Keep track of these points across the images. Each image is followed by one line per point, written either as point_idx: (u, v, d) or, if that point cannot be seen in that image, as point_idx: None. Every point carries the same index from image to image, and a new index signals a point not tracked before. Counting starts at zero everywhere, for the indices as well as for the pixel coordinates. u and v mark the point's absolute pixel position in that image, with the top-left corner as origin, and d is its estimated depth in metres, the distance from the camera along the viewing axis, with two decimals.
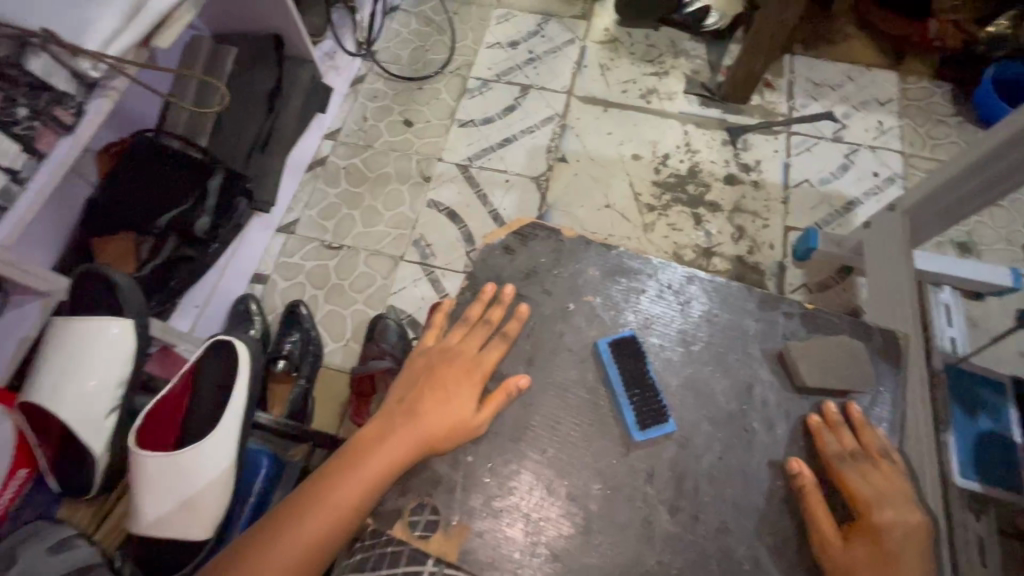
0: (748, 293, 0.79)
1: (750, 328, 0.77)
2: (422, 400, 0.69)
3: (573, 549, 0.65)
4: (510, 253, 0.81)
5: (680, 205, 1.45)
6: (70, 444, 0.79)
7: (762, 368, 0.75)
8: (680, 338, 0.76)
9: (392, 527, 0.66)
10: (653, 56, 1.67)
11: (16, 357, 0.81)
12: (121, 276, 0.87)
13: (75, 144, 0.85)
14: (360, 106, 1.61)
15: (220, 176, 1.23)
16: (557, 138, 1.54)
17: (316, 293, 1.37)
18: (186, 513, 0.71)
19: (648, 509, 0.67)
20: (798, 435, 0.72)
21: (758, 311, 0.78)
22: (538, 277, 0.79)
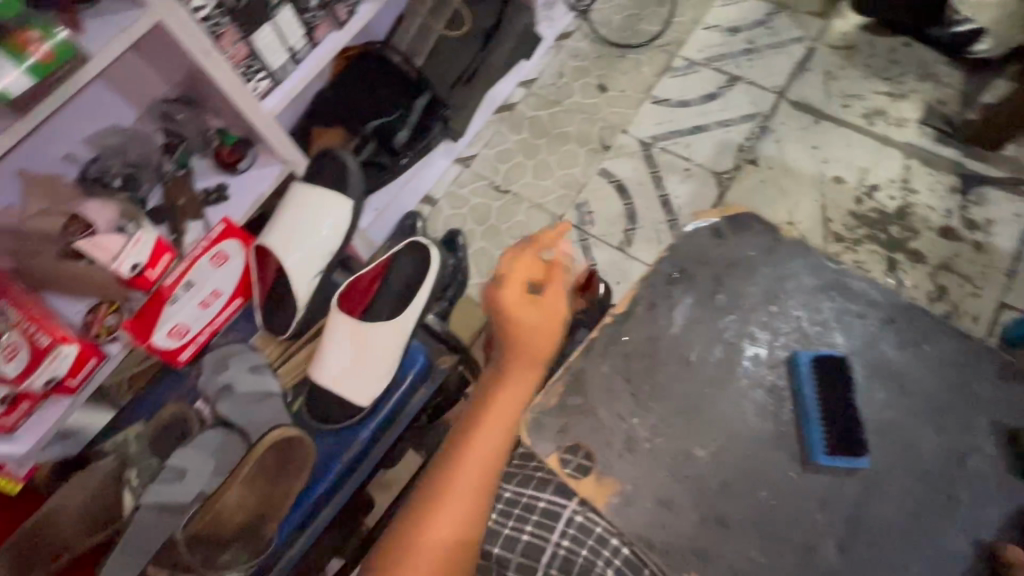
0: (981, 361, 0.69)
1: (982, 393, 0.68)
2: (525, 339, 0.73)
3: (714, 543, 0.64)
4: (721, 238, 0.77)
5: (874, 244, 1.30)
6: (279, 290, 0.93)
7: (988, 442, 0.66)
8: (889, 376, 0.70)
9: (547, 455, 0.67)
10: (893, 74, 1.47)
11: (252, 206, 0.96)
12: (349, 161, 0.99)
13: (343, 36, 0.97)
14: (560, 62, 1.62)
15: (426, 97, 1.33)
16: (753, 138, 1.44)
17: (474, 228, 1.44)
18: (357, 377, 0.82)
19: (805, 539, 0.64)
20: (1012, 526, 0.63)
21: (998, 379, 0.69)
22: (732, 270, 0.75)
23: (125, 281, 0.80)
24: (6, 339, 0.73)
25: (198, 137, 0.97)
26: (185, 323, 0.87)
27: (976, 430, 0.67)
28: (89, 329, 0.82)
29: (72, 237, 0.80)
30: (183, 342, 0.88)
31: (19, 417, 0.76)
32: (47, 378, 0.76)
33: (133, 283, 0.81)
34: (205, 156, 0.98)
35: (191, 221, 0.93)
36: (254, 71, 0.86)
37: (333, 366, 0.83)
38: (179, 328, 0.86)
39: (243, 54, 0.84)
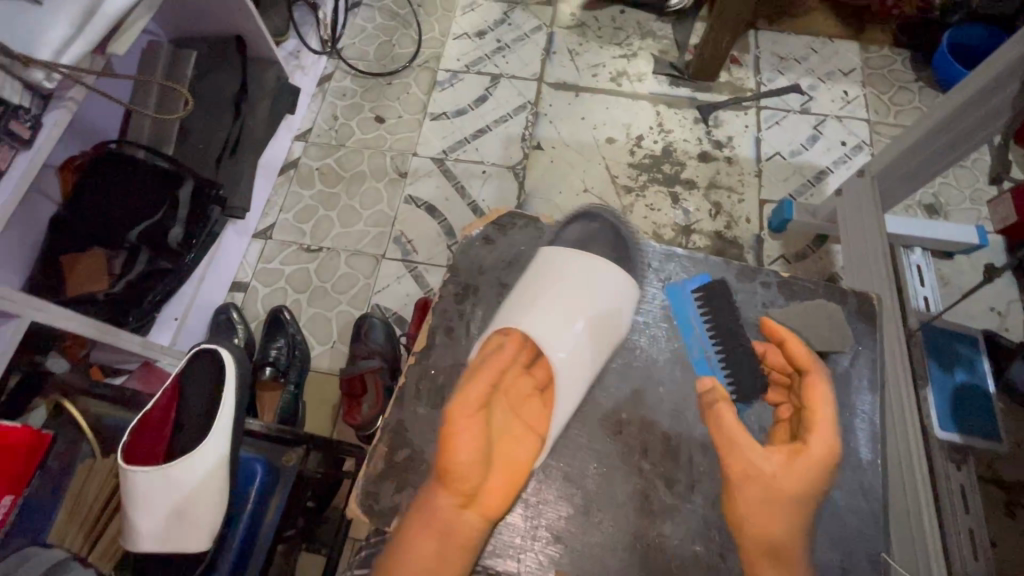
0: (726, 266, 0.84)
1: (730, 300, 0.82)
2: (454, 446, 0.66)
3: (575, 529, 0.69)
4: (491, 243, 0.84)
5: (656, 185, 1.47)
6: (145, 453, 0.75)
7: (747, 337, 0.79)
8: (664, 314, 0.80)
9: (391, 523, 0.68)
10: (621, 39, 1.68)
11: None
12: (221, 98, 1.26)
13: (36, 158, 0.82)
14: (330, 106, 1.58)
15: (190, 184, 1.20)
16: (531, 126, 1.54)
17: (299, 297, 1.35)
18: (182, 524, 0.68)
19: (646, 484, 0.71)
20: (785, 397, 0.76)
21: (737, 283, 0.83)
22: (518, 263, 0.82)
23: None
24: None
25: None
26: None
27: (735, 328, 0.80)
28: None
29: None
30: None
31: None
32: None
33: None
34: None
35: None
36: None
37: (147, 531, 0.67)
38: None
39: None
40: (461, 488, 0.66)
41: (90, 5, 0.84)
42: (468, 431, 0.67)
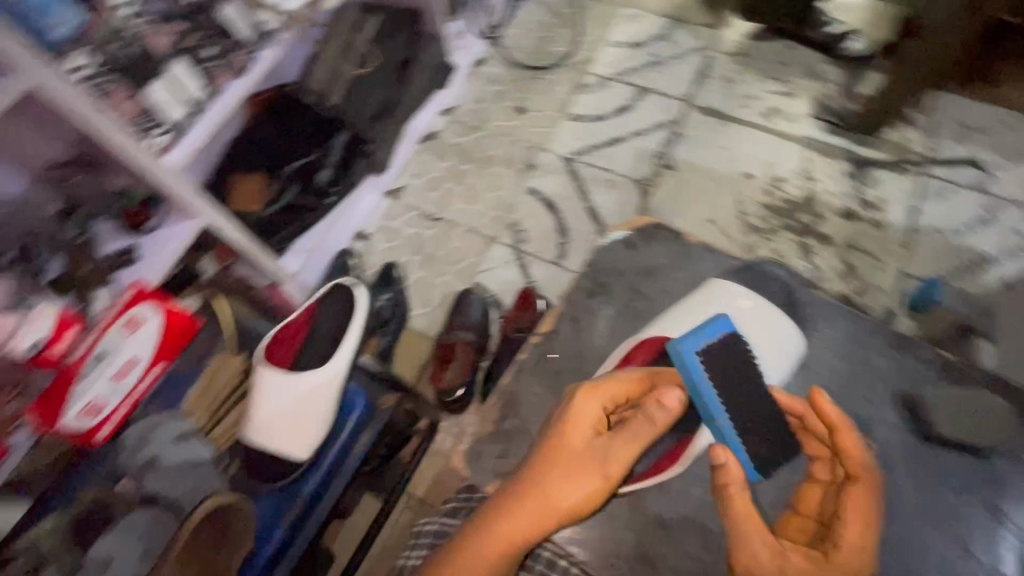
0: (879, 330, 0.79)
1: (878, 364, 0.77)
2: (555, 473, 0.64)
3: None
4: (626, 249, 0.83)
5: (787, 232, 1.39)
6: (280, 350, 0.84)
7: (889, 412, 0.75)
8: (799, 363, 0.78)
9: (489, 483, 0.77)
10: (783, 75, 1.60)
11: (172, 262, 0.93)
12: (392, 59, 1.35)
13: (246, 84, 0.91)
14: (478, 88, 1.65)
15: (345, 135, 1.33)
16: (668, 145, 1.52)
17: (411, 259, 1.43)
18: (290, 432, 0.77)
19: None
20: None
21: (890, 350, 0.78)
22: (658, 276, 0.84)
23: (26, 364, 0.75)
24: None
25: (99, 201, 0.92)
26: (99, 399, 0.78)
27: (879, 398, 0.76)
28: None
29: None
30: (105, 420, 0.79)
31: None
32: None
33: (36, 364, 0.76)
34: (109, 220, 0.94)
35: (100, 288, 0.88)
36: (151, 127, 0.80)
37: (262, 429, 0.77)
38: (95, 404, 0.77)
39: (137, 110, 0.78)
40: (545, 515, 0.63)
41: None
42: (590, 468, 0.63)
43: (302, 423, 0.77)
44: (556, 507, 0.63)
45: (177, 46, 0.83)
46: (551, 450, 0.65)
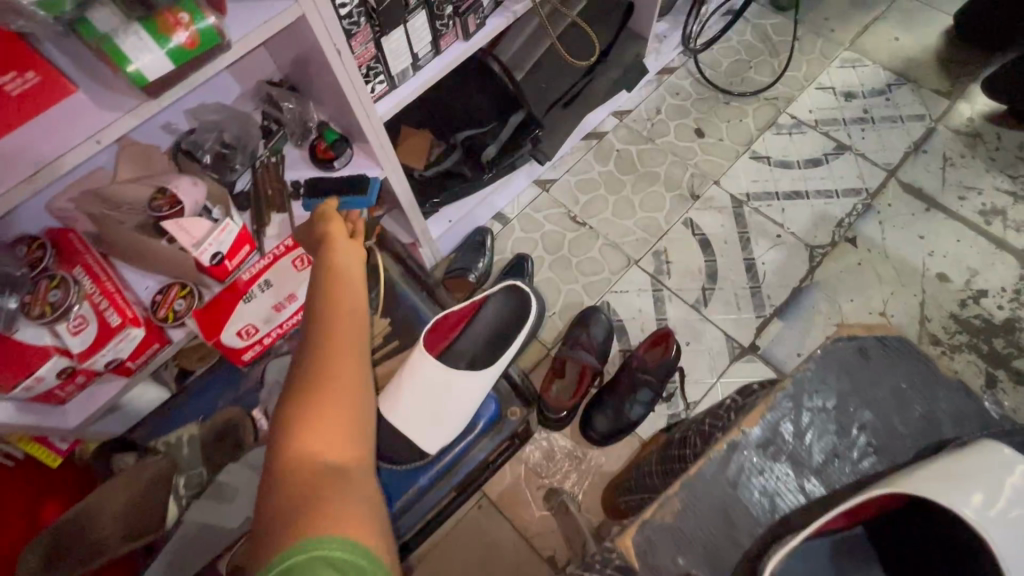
0: None
1: None
2: (336, 314, 0.55)
3: None
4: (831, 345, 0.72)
5: (973, 354, 1.19)
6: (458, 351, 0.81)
7: None
8: None
9: None
10: (1019, 172, 1.36)
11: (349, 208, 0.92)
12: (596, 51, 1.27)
13: (466, 49, 0.88)
14: (659, 97, 1.54)
15: (522, 114, 1.24)
16: (855, 216, 1.34)
17: (544, 256, 1.37)
18: (432, 425, 0.74)
19: None
20: None
21: None
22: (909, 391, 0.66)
23: (204, 268, 0.79)
24: (77, 311, 0.71)
25: (297, 126, 0.93)
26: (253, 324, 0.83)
27: None
28: (156, 311, 0.79)
29: (156, 212, 0.76)
30: (250, 344, 0.84)
31: (72, 391, 0.75)
32: (110, 358, 0.74)
33: (210, 272, 0.80)
34: (300, 147, 0.94)
35: (276, 213, 0.89)
36: (373, 73, 0.79)
37: (404, 411, 0.75)
38: (248, 328, 0.83)
39: (369, 55, 0.76)
40: (353, 350, 0.54)
41: None
42: (348, 280, 0.59)
43: (454, 413, 0.74)
44: (353, 335, 0.55)
45: None
46: (329, 311, 0.55)
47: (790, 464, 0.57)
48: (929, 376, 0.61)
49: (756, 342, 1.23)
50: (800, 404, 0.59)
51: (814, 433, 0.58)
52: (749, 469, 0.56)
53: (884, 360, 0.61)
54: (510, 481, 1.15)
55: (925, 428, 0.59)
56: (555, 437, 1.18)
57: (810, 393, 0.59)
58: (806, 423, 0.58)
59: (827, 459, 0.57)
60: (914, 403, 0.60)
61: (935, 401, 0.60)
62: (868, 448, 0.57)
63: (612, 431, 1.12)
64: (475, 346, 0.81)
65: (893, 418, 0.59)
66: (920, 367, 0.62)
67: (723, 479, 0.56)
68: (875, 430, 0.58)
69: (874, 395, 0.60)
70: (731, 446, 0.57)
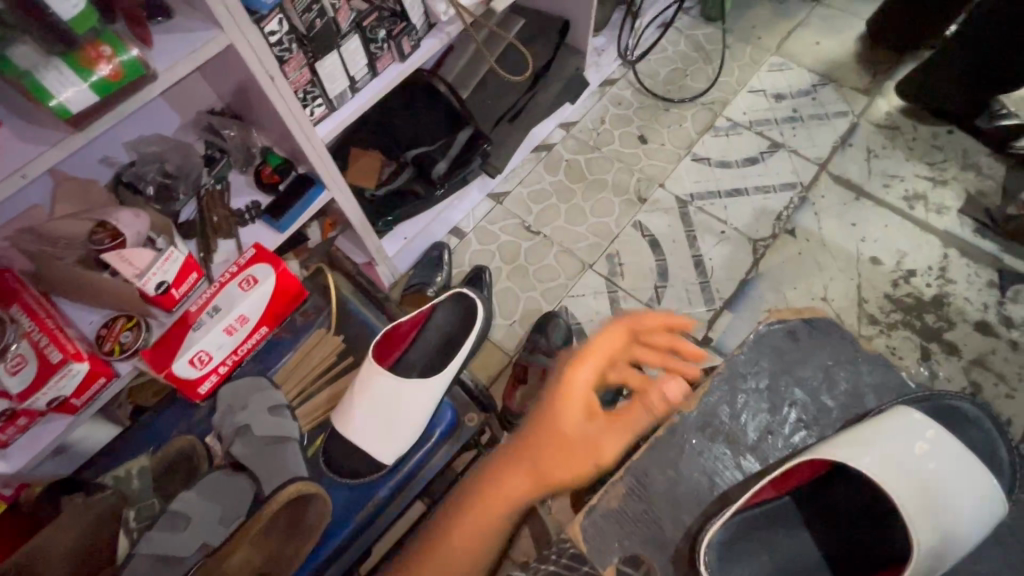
0: None
1: None
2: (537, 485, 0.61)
3: None
4: (796, 339, 0.73)
5: (909, 330, 1.27)
6: (410, 361, 0.82)
7: None
8: None
9: None
10: (935, 159, 1.47)
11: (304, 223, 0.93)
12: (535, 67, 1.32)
13: (404, 70, 0.91)
14: (603, 107, 1.60)
15: (469, 132, 1.26)
16: (792, 208, 1.42)
17: (501, 266, 1.40)
18: (387, 432, 0.75)
19: None
20: None
21: None
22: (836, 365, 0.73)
23: (150, 298, 0.79)
24: (16, 350, 0.71)
25: (240, 153, 0.94)
26: (208, 352, 0.80)
27: None
28: (102, 344, 0.78)
29: (98, 245, 0.74)
30: (203, 372, 0.81)
31: (14, 433, 0.72)
32: (52, 398, 0.71)
33: (156, 302, 0.80)
34: (244, 172, 0.95)
35: (223, 240, 0.90)
36: (311, 98, 0.81)
37: (358, 426, 0.76)
38: (201, 355, 0.79)
39: (304, 80, 0.78)
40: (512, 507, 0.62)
41: None
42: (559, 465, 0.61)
43: (410, 418, 0.75)
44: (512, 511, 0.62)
45: (355, 23, 0.81)
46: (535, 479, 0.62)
47: (727, 444, 0.67)
48: (853, 353, 0.72)
49: (709, 335, 1.28)
50: (736, 387, 0.70)
51: (748, 413, 0.68)
52: (687, 449, 0.66)
53: (811, 340, 0.73)
54: None
55: (848, 400, 0.70)
56: None
57: (746, 378, 0.70)
58: (740, 404, 0.69)
59: (760, 436, 0.67)
60: (839, 378, 0.71)
61: (857, 372, 0.71)
62: (798, 423, 0.69)
63: None
64: (427, 357, 0.82)
65: (822, 395, 0.70)
66: (845, 345, 0.72)
67: (664, 463, 0.66)
68: (803, 407, 0.70)
69: (803, 373, 0.71)
70: (672, 429, 0.67)
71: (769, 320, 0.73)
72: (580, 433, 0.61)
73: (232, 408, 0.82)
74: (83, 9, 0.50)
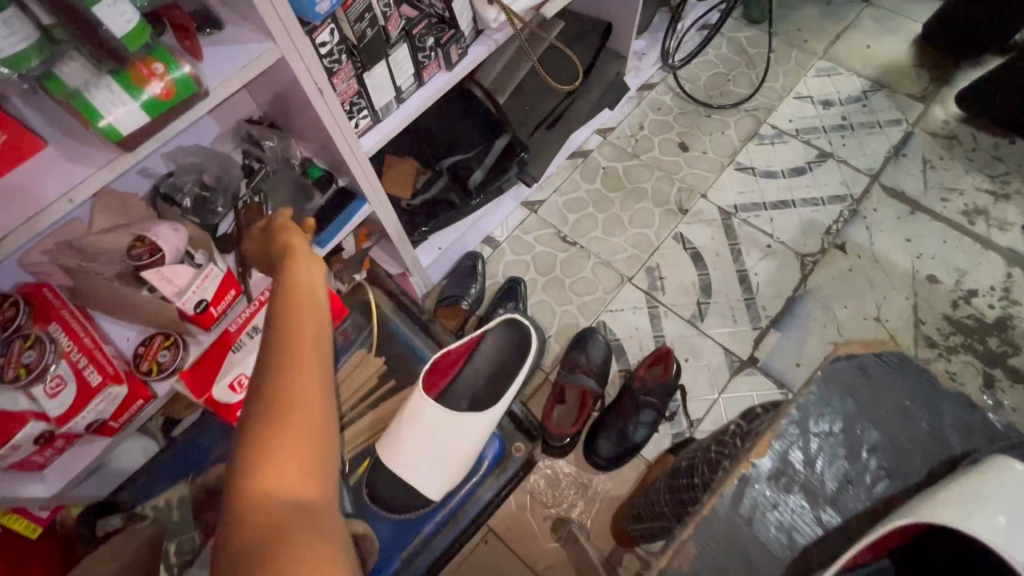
0: None
1: None
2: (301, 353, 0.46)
3: None
4: None
5: (970, 355, 1.20)
6: (459, 389, 0.79)
7: None
8: None
9: None
10: (997, 171, 1.39)
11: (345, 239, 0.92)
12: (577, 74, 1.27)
13: (450, 79, 0.87)
14: (641, 113, 1.55)
15: (506, 137, 1.21)
16: (842, 221, 1.35)
17: (537, 277, 1.36)
18: (437, 468, 0.70)
19: None
20: None
21: None
22: None
23: (188, 317, 0.76)
24: (54, 371, 0.67)
25: (279, 163, 0.90)
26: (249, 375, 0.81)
27: None
28: (139, 363, 0.75)
29: (137, 261, 0.71)
30: (242, 396, 0.82)
31: (51, 455, 0.70)
32: (91, 420, 0.69)
33: (194, 320, 0.76)
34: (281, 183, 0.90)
35: None
36: (357, 110, 0.77)
37: (405, 459, 0.70)
38: (241, 379, 0.81)
39: (352, 92, 0.74)
40: (311, 359, 0.46)
41: None
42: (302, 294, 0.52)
43: (461, 454, 0.69)
44: (308, 358, 0.46)
45: (404, 31, 0.76)
46: (284, 338, 0.47)
47: (803, 494, 0.56)
48: (929, 390, 0.61)
49: (755, 354, 1.23)
50: (807, 429, 0.58)
51: (824, 460, 0.57)
52: (762, 503, 0.55)
53: (885, 376, 0.60)
54: (516, 514, 1.11)
55: (932, 444, 0.59)
56: (559, 464, 1.15)
57: (816, 417, 0.58)
58: (814, 450, 0.57)
59: (840, 486, 0.56)
60: (920, 419, 0.59)
61: (938, 415, 0.60)
62: (880, 471, 0.57)
63: (616, 455, 1.10)
64: (476, 386, 0.79)
65: (900, 435, 0.58)
66: (919, 380, 0.61)
67: (738, 517, 0.55)
68: (884, 450, 0.58)
69: (880, 413, 0.59)
70: (743, 480, 0.56)
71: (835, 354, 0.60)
72: (296, 284, 0.53)
73: None
74: (136, 25, 0.47)
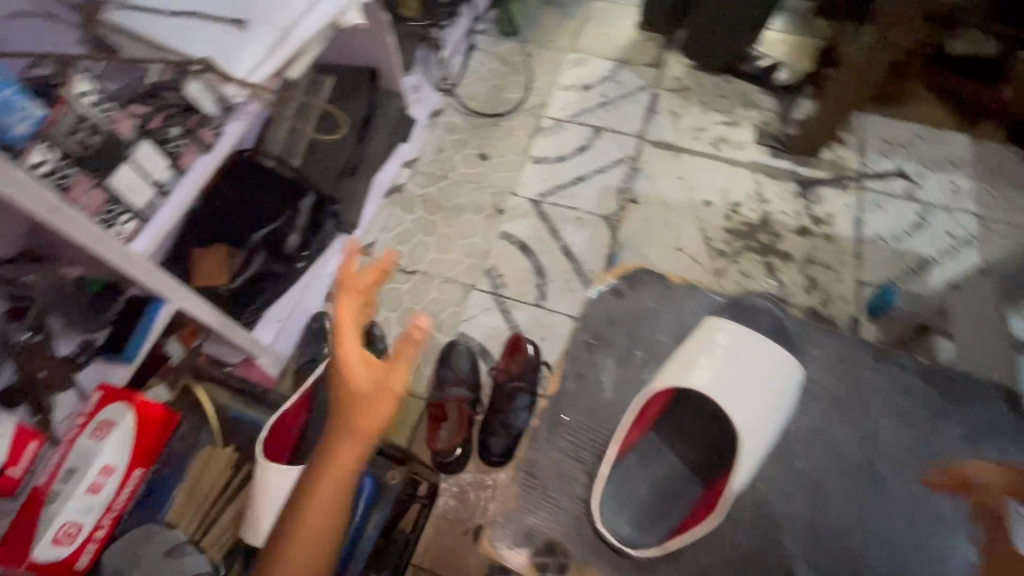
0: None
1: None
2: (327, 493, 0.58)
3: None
4: (620, 295, 0.85)
5: (751, 253, 1.46)
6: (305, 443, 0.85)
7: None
8: None
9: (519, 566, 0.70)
10: (724, 106, 1.71)
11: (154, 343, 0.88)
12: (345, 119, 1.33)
13: (213, 159, 0.88)
14: (438, 138, 1.67)
15: (311, 198, 1.24)
16: (629, 179, 1.58)
17: (389, 315, 1.39)
18: None
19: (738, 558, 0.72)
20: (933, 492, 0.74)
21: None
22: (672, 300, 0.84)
23: None
24: None
25: (51, 293, 0.81)
26: (75, 522, 0.72)
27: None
28: None
29: None
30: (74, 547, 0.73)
31: None
32: None
33: None
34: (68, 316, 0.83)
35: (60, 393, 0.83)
36: (116, 216, 0.75)
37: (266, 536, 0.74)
38: (69, 529, 0.71)
39: (101, 200, 0.73)
40: (339, 493, 0.59)
41: (283, 31, 0.90)
42: (362, 422, 0.59)
43: None
44: (332, 496, 0.59)
45: (144, 128, 0.78)
46: (333, 472, 0.58)
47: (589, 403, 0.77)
48: (668, 290, 0.85)
49: None
50: (593, 345, 0.82)
51: (604, 373, 0.80)
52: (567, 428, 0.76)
53: (635, 292, 0.85)
54: (436, 540, 1.13)
55: (672, 324, 0.83)
56: (461, 477, 1.18)
57: (595, 336, 0.83)
58: (595, 368, 0.80)
59: (618, 386, 0.79)
60: (664, 314, 0.84)
61: (676, 305, 0.84)
62: (644, 358, 0.81)
63: (509, 446, 1.16)
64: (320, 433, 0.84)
65: (653, 329, 0.83)
66: (659, 286, 0.86)
67: None
68: (642, 344, 0.82)
69: (635, 318, 0.84)
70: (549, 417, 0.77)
71: (596, 286, 0.85)
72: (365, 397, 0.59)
73: (124, 568, 0.73)
74: None
